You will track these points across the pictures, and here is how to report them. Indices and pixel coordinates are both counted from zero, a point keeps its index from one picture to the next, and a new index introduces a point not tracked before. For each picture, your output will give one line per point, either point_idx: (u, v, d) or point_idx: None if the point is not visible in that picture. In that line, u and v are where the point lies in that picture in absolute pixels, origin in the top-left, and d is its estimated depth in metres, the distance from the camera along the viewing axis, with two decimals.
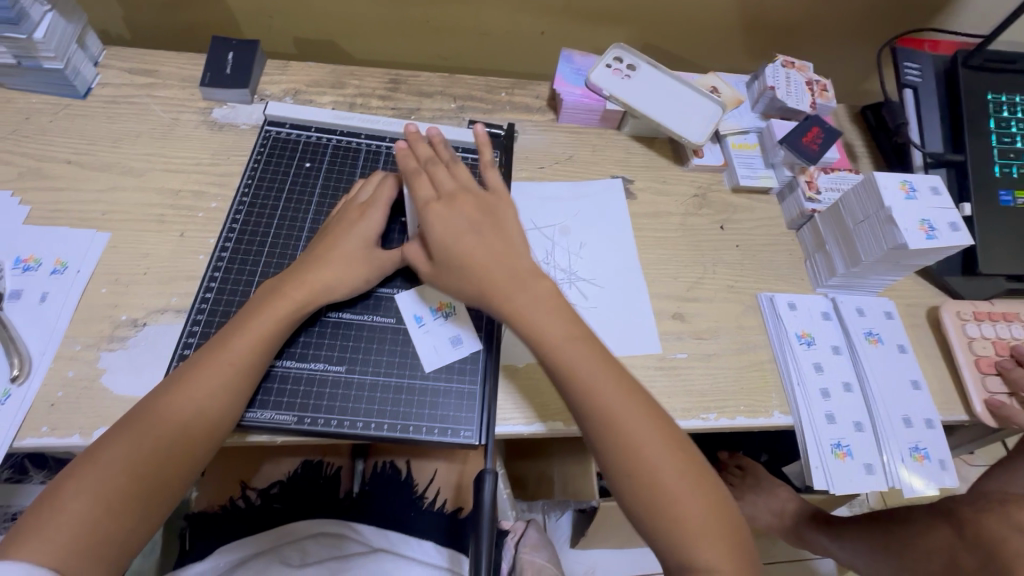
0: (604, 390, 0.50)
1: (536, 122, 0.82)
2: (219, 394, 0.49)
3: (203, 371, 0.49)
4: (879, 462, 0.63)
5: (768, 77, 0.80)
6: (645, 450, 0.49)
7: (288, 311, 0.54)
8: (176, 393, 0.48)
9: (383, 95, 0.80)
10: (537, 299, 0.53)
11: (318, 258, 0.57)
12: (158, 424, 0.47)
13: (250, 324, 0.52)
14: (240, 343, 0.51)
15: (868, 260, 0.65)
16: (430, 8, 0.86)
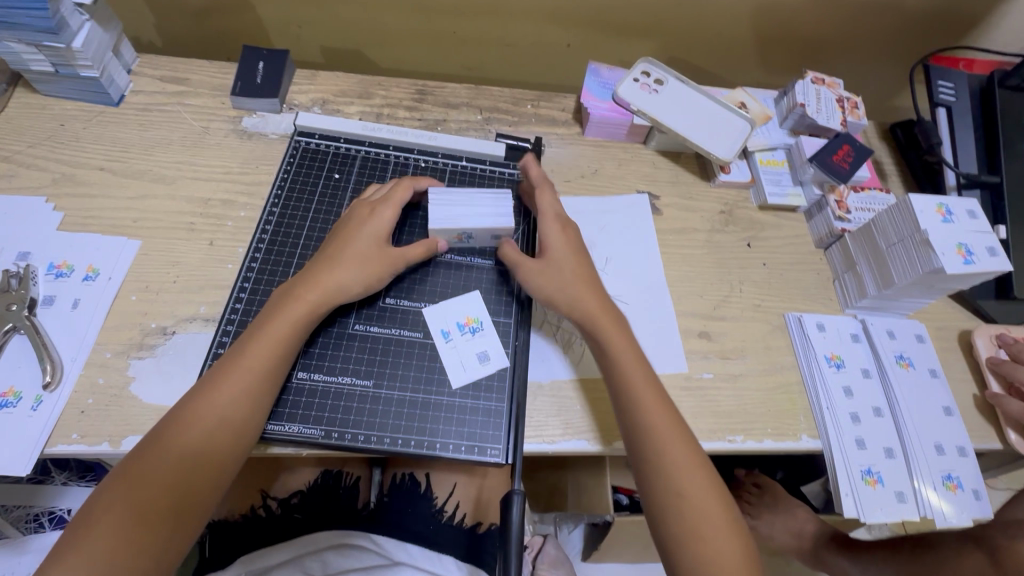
0: (658, 415, 0.53)
1: (561, 134, 0.82)
2: (244, 401, 0.50)
3: (228, 377, 0.50)
4: (911, 491, 0.62)
5: (798, 93, 0.79)
6: (685, 484, 0.51)
7: (303, 315, 0.54)
8: (200, 401, 0.49)
9: (410, 105, 0.80)
10: (609, 319, 0.57)
11: (328, 259, 0.57)
12: (185, 434, 0.47)
13: (270, 329, 0.53)
14: (260, 348, 0.52)
15: (902, 283, 0.64)
16: (457, 19, 0.86)
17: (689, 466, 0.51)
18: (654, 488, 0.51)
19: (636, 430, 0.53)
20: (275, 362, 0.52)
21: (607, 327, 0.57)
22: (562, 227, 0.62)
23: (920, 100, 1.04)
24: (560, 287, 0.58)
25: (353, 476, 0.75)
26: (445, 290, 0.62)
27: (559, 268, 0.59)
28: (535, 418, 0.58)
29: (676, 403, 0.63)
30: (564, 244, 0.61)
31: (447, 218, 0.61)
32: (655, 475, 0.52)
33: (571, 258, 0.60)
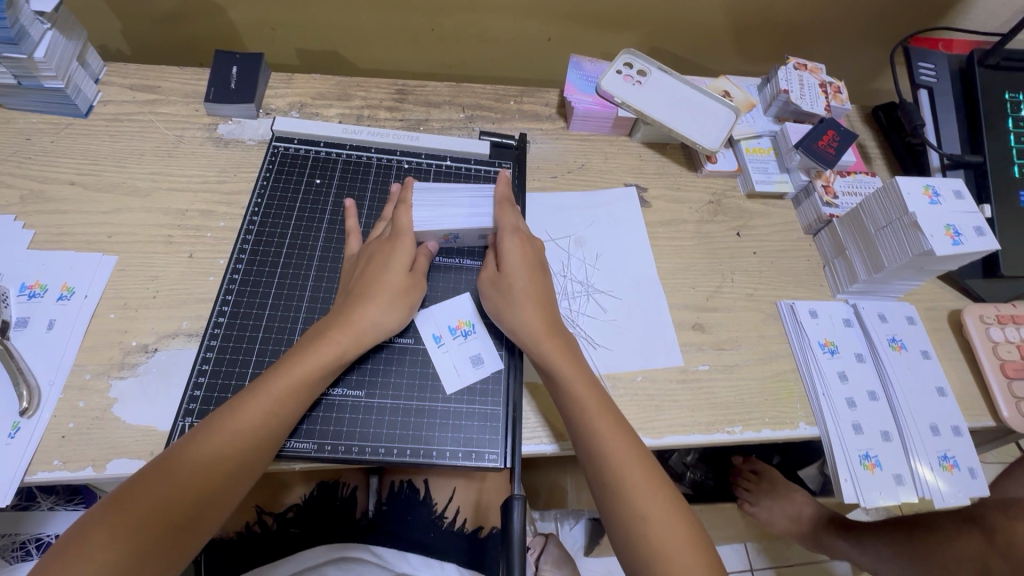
0: (611, 442, 0.51)
1: (546, 130, 0.81)
2: (258, 434, 0.48)
3: (245, 407, 0.48)
4: (908, 473, 0.62)
5: (781, 80, 0.79)
6: (645, 509, 0.49)
7: (333, 358, 0.52)
8: (223, 425, 0.47)
9: (390, 106, 0.79)
10: (555, 341, 0.55)
11: (358, 297, 0.55)
12: (203, 459, 0.46)
13: (293, 365, 0.51)
14: (281, 382, 0.50)
15: (892, 266, 0.64)
16: (435, 16, 0.84)
17: (647, 489, 0.50)
18: (615, 516, 0.50)
19: (591, 456, 0.52)
20: (298, 395, 0.50)
21: (554, 351, 0.55)
22: (519, 240, 0.59)
23: (901, 83, 1.05)
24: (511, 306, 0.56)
25: (350, 485, 0.74)
26: (434, 293, 0.61)
27: (508, 287, 0.57)
28: (531, 419, 0.57)
29: (672, 397, 0.63)
30: (520, 259, 0.58)
31: (433, 219, 0.59)
32: (613, 501, 0.50)
33: (524, 274, 0.58)
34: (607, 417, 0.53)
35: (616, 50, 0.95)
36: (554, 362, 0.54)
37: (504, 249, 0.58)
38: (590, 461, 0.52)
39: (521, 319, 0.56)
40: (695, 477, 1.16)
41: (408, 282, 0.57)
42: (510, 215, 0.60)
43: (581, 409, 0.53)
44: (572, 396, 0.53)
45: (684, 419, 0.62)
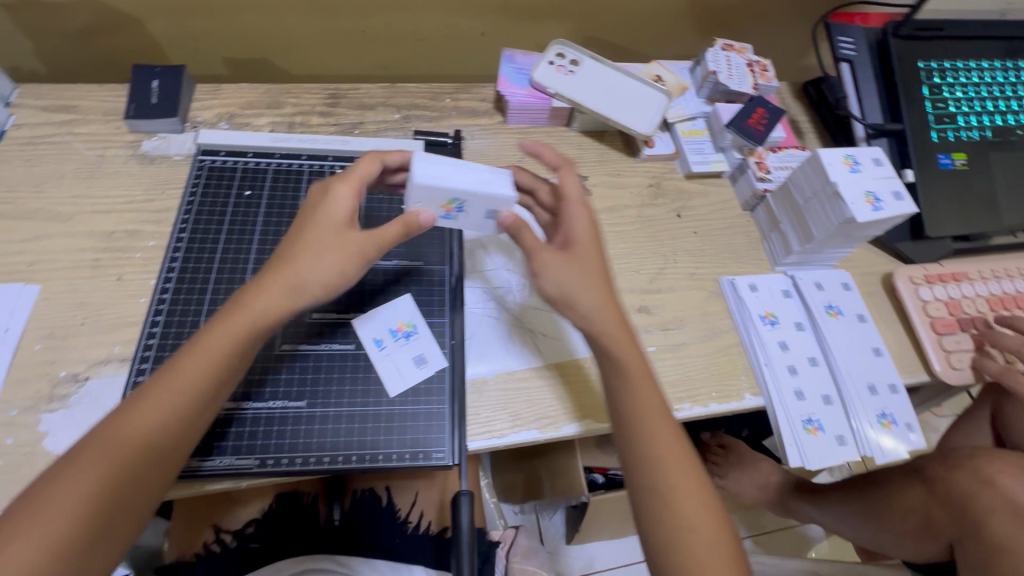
0: (658, 433, 0.52)
1: (484, 125, 0.81)
2: (169, 419, 0.45)
3: (157, 390, 0.45)
4: (849, 433, 0.64)
5: (709, 61, 0.81)
6: (683, 504, 0.49)
7: (247, 326, 0.48)
8: (133, 409, 0.45)
9: (323, 111, 0.78)
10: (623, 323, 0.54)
11: (290, 252, 0.49)
12: (126, 440, 0.44)
13: (205, 339, 0.47)
14: (191, 359, 0.47)
15: (821, 235, 0.66)
16: (362, 17, 0.84)
17: (687, 484, 0.50)
18: (648, 508, 0.50)
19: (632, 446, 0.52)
20: (212, 372, 0.47)
21: (626, 335, 0.53)
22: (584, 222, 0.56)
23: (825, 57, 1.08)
24: (576, 284, 0.53)
25: (311, 494, 0.73)
26: (373, 296, 0.61)
27: (575, 265, 0.54)
28: (486, 417, 0.57)
29: None
30: (581, 237, 0.56)
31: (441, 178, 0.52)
32: (644, 489, 0.51)
33: (592, 254, 0.55)
34: (662, 423, 0.52)
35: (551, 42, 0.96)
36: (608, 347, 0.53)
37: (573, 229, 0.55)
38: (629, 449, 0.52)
39: (590, 295, 0.53)
40: None
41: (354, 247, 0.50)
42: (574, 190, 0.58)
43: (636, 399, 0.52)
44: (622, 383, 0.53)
45: None
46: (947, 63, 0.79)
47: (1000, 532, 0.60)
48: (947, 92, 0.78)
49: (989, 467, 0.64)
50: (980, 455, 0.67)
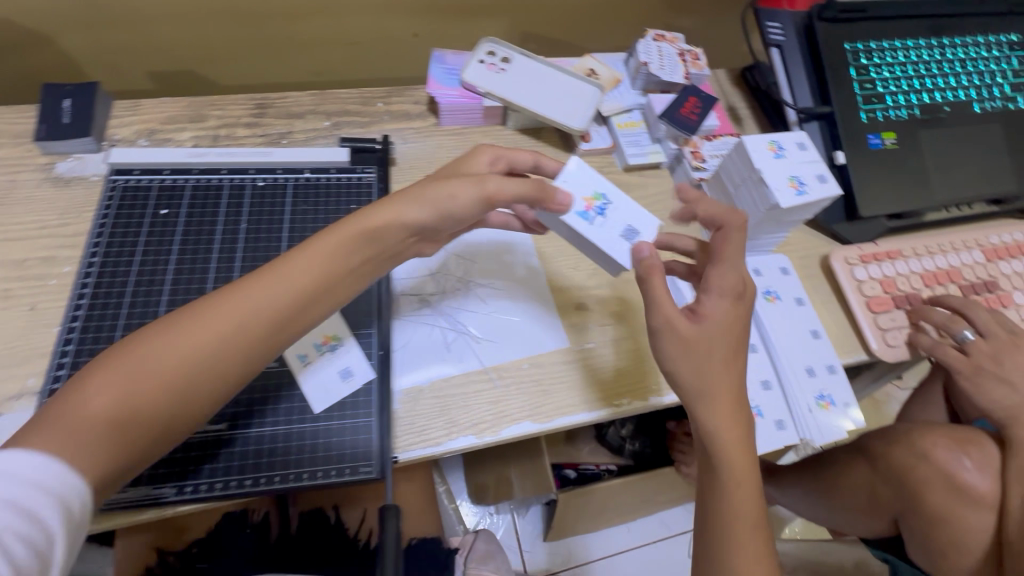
0: (740, 503, 0.50)
1: (417, 128, 0.79)
2: (270, 315, 0.44)
3: (263, 278, 0.45)
4: (788, 417, 0.65)
5: (641, 53, 0.81)
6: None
7: (352, 236, 0.47)
8: (241, 292, 0.44)
9: (250, 122, 0.76)
10: (732, 414, 0.51)
11: (428, 180, 0.52)
12: (215, 334, 0.42)
13: (317, 243, 0.47)
14: (302, 259, 0.46)
15: (750, 222, 0.66)
16: (288, 24, 0.82)
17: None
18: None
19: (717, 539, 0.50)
20: (321, 284, 0.46)
21: (728, 428, 0.51)
22: (721, 298, 0.52)
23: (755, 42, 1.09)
24: (696, 365, 0.51)
25: (261, 511, 0.71)
26: None
27: (704, 347, 0.51)
28: (426, 426, 0.58)
29: (561, 379, 0.64)
30: (726, 317, 0.52)
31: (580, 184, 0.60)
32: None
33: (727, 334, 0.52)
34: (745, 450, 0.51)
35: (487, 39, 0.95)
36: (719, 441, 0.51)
37: (708, 303, 0.52)
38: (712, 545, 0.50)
39: (699, 383, 0.51)
40: (633, 446, 1.20)
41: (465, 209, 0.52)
42: (732, 248, 0.54)
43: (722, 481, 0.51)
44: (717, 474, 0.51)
45: (570, 398, 0.63)
46: (872, 44, 0.80)
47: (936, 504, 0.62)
48: (874, 73, 0.79)
49: (924, 441, 0.66)
50: (916, 429, 0.68)
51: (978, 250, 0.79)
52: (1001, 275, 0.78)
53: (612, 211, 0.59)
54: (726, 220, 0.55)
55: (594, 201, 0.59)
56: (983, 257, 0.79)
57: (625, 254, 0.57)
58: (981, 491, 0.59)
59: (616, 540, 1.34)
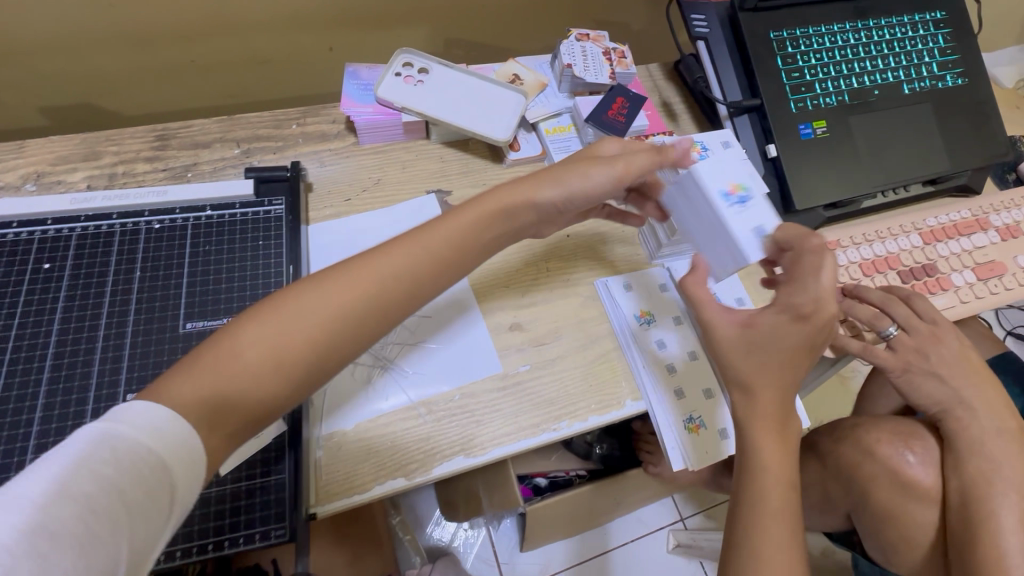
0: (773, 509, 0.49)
1: (335, 149, 0.75)
2: (402, 277, 0.49)
3: (402, 244, 0.50)
4: (733, 424, 0.63)
5: (564, 54, 0.78)
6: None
7: (486, 210, 0.53)
8: (381, 256, 0.49)
9: (150, 156, 0.70)
10: (774, 437, 0.51)
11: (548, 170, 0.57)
12: (354, 290, 0.47)
13: (454, 215, 0.53)
14: (448, 225, 0.52)
15: (679, 229, 0.65)
16: (190, 47, 0.80)
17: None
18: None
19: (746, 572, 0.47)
20: (456, 247, 0.52)
21: (765, 436, 0.51)
22: (793, 318, 0.50)
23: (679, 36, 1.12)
24: (744, 371, 0.51)
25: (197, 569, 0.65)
26: None
27: (764, 353, 0.51)
28: (353, 470, 0.56)
29: (496, 407, 0.61)
30: (788, 340, 0.50)
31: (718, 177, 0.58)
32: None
33: (783, 350, 0.50)
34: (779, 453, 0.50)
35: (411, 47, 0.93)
36: (763, 468, 0.50)
37: (764, 315, 0.52)
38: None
39: (742, 376, 0.52)
40: (602, 450, 1.18)
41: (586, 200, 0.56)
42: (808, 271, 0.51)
43: (753, 508, 0.49)
44: (755, 498, 0.50)
45: (506, 427, 0.60)
46: (797, 31, 0.78)
47: (885, 502, 0.62)
48: (800, 61, 0.77)
49: (870, 437, 0.66)
50: (862, 425, 0.69)
51: (915, 233, 0.77)
52: (939, 258, 0.76)
53: (750, 208, 0.57)
54: (801, 241, 0.53)
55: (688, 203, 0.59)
56: (920, 240, 0.77)
57: (754, 250, 0.55)
58: (926, 485, 0.60)
59: (597, 542, 1.30)
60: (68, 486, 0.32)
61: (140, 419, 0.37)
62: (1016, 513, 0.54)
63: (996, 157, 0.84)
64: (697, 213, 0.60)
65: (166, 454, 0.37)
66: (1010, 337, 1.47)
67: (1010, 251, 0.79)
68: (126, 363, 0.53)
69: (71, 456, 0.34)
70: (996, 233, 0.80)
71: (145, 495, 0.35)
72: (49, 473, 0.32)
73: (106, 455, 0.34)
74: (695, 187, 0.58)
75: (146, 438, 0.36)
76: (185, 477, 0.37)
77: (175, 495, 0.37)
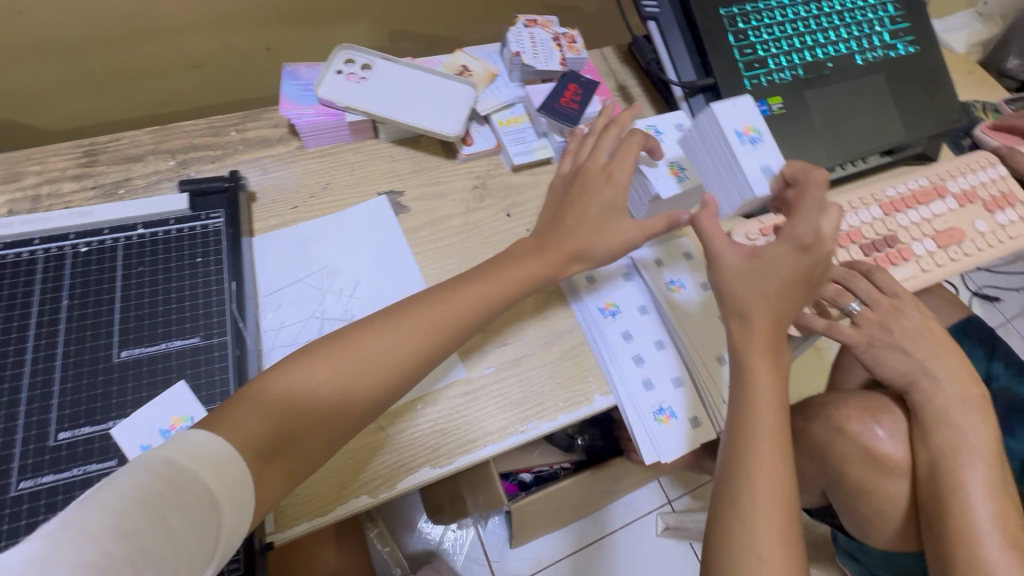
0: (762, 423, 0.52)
1: (278, 155, 0.71)
2: (452, 322, 0.55)
3: (460, 292, 0.56)
4: (705, 413, 0.62)
5: (512, 42, 0.75)
6: (764, 548, 0.48)
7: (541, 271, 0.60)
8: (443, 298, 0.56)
9: (77, 174, 0.66)
10: (768, 364, 0.53)
11: (564, 217, 0.61)
12: (419, 326, 0.54)
13: (497, 270, 0.59)
14: (495, 283, 0.58)
15: (639, 215, 0.68)
16: (123, 55, 0.81)
17: (776, 534, 0.48)
18: (728, 549, 0.48)
19: (739, 489, 0.50)
20: (504, 299, 0.58)
21: (760, 362, 0.53)
22: (798, 249, 0.54)
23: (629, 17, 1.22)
24: (743, 298, 0.54)
25: None
26: (137, 394, 0.51)
27: (754, 279, 0.54)
28: (315, 497, 0.53)
29: (460, 414, 0.59)
30: (786, 268, 0.54)
31: (738, 115, 0.63)
32: (731, 533, 0.49)
33: (780, 280, 0.54)
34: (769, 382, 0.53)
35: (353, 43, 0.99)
36: (757, 393, 0.53)
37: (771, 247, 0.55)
38: (731, 504, 0.50)
39: (740, 302, 0.54)
40: (585, 441, 1.16)
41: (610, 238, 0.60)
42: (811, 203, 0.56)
43: (746, 431, 0.52)
44: (748, 422, 0.52)
45: (473, 434, 0.58)
46: (747, 6, 0.76)
47: (858, 478, 0.63)
48: (752, 37, 0.76)
49: (839, 414, 0.66)
50: (832, 403, 0.69)
51: (876, 205, 0.77)
52: (900, 228, 0.76)
53: (761, 146, 0.62)
54: (805, 175, 0.58)
55: (675, 169, 0.65)
56: (881, 212, 0.77)
57: (759, 185, 0.60)
58: (896, 459, 0.61)
59: (588, 533, 1.28)
60: (126, 516, 0.33)
61: (196, 451, 0.41)
62: (982, 481, 0.55)
63: (950, 124, 0.84)
64: (712, 151, 0.64)
65: (217, 490, 0.40)
66: (975, 298, 1.50)
67: (967, 217, 0.79)
68: (56, 399, 0.49)
69: (134, 482, 0.36)
70: (954, 199, 0.80)
71: (194, 529, 0.37)
72: (108, 500, 0.34)
73: (162, 486, 0.36)
74: (711, 124, 0.63)
75: (199, 471, 0.40)
76: (229, 514, 0.40)
77: (219, 536, 0.39)
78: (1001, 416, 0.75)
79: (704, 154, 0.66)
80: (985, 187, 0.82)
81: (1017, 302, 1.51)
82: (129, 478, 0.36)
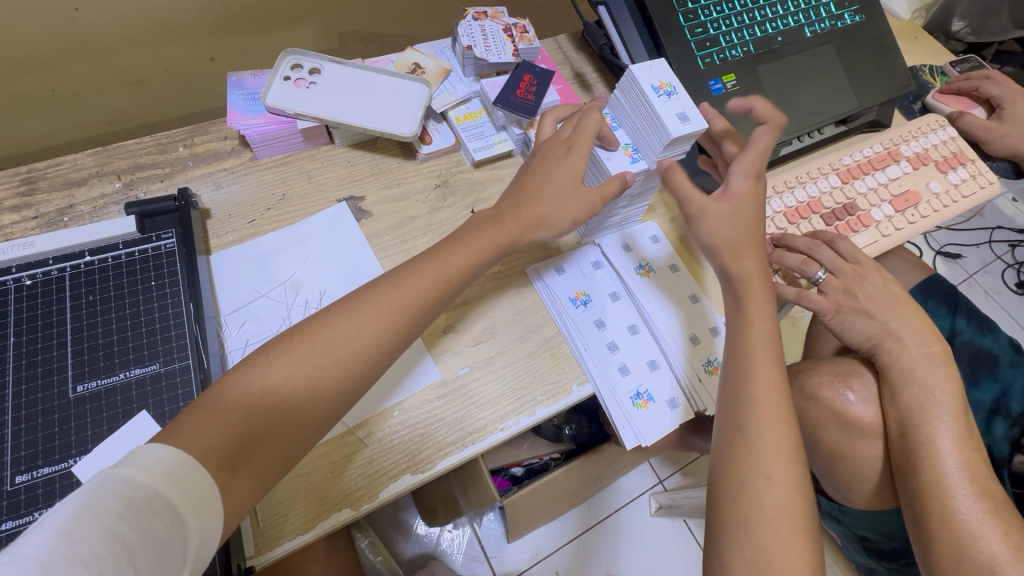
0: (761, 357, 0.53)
1: (231, 168, 0.69)
2: (419, 314, 0.53)
3: (420, 275, 0.54)
4: (682, 393, 0.62)
5: (463, 36, 0.74)
6: (770, 468, 0.48)
7: (504, 237, 0.59)
8: (401, 281, 0.54)
9: (16, 204, 0.62)
10: (762, 300, 0.56)
11: (526, 202, 0.60)
12: (381, 321, 0.51)
13: (460, 246, 0.58)
14: (459, 259, 0.57)
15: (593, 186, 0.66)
16: (60, 75, 0.79)
17: (783, 455, 0.49)
18: (735, 476, 0.49)
19: (744, 413, 0.51)
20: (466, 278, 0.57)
21: (757, 294, 0.56)
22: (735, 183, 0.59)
23: (579, 6, 1.23)
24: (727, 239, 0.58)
25: None
26: (97, 429, 0.49)
27: (728, 222, 0.58)
28: (295, 515, 0.52)
29: (441, 416, 0.58)
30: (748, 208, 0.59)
31: (656, 73, 0.62)
32: (738, 456, 0.49)
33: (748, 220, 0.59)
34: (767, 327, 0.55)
35: (301, 46, 0.97)
36: (755, 326, 0.55)
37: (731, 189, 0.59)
38: (740, 434, 0.50)
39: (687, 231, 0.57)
40: (572, 430, 1.16)
41: (569, 215, 0.59)
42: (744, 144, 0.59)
43: (749, 362, 0.53)
44: (748, 350, 0.54)
45: (452, 437, 0.57)
46: None
47: (833, 443, 0.64)
48: (701, 14, 0.76)
49: (812, 380, 0.67)
50: (804, 371, 0.70)
51: (834, 174, 0.78)
52: (858, 195, 0.77)
53: (677, 98, 0.61)
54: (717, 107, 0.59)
55: (630, 151, 0.64)
56: (839, 180, 0.78)
57: (677, 129, 0.58)
58: (866, 421, 0.63)
59: (584, 520, 1.29)
60: (83, 545, 0.33)
61: (156, 467, 0.39)
62: (950, 434, 0.57)
63: (898, 89, 0.86)
64: (632, 109, 0.63)
65: (178, 505, 0.38)
66: (939, 258, 1.54)
67: (922, 179, 0.81)
68: (10, 442, 0.48)
69: (88, 505, 0.34)
70: (908, 163, 0.82)
71: (158, 551, 0.36)
72: (64, 527, 0.33)
73: (120, 507, 0.35)
74: (629, 84, 0.62)
75: (163, 490, 0.38)
76: (195, 530, 0.39)
77: (186, 553, 0.38)
78: (967, 369, 0.78)
79: (630, 113, 0.64)
80: (937, 148, 0.84)
81: (978, 258, 1.56)
82: (83, 503, 0.34)
